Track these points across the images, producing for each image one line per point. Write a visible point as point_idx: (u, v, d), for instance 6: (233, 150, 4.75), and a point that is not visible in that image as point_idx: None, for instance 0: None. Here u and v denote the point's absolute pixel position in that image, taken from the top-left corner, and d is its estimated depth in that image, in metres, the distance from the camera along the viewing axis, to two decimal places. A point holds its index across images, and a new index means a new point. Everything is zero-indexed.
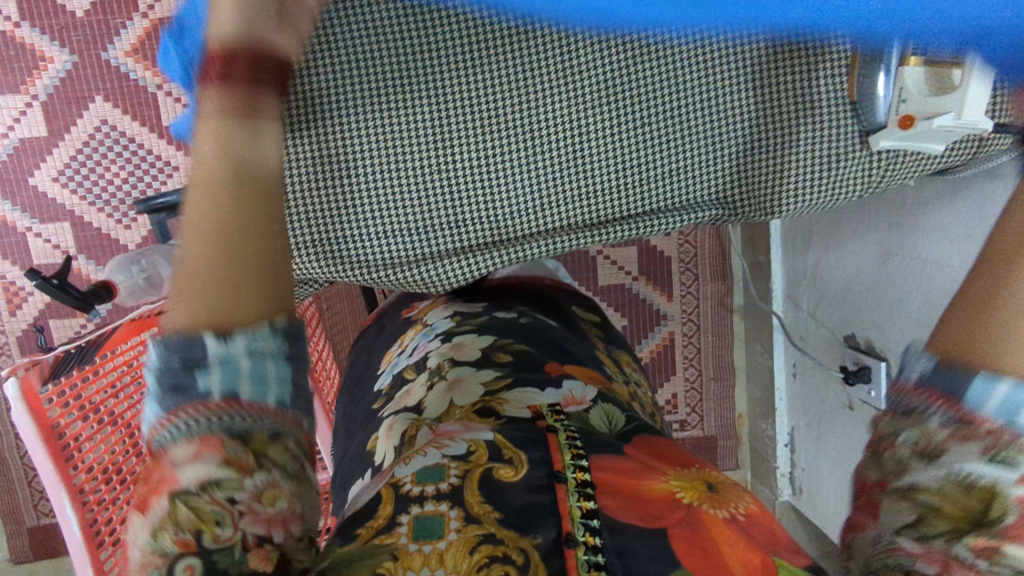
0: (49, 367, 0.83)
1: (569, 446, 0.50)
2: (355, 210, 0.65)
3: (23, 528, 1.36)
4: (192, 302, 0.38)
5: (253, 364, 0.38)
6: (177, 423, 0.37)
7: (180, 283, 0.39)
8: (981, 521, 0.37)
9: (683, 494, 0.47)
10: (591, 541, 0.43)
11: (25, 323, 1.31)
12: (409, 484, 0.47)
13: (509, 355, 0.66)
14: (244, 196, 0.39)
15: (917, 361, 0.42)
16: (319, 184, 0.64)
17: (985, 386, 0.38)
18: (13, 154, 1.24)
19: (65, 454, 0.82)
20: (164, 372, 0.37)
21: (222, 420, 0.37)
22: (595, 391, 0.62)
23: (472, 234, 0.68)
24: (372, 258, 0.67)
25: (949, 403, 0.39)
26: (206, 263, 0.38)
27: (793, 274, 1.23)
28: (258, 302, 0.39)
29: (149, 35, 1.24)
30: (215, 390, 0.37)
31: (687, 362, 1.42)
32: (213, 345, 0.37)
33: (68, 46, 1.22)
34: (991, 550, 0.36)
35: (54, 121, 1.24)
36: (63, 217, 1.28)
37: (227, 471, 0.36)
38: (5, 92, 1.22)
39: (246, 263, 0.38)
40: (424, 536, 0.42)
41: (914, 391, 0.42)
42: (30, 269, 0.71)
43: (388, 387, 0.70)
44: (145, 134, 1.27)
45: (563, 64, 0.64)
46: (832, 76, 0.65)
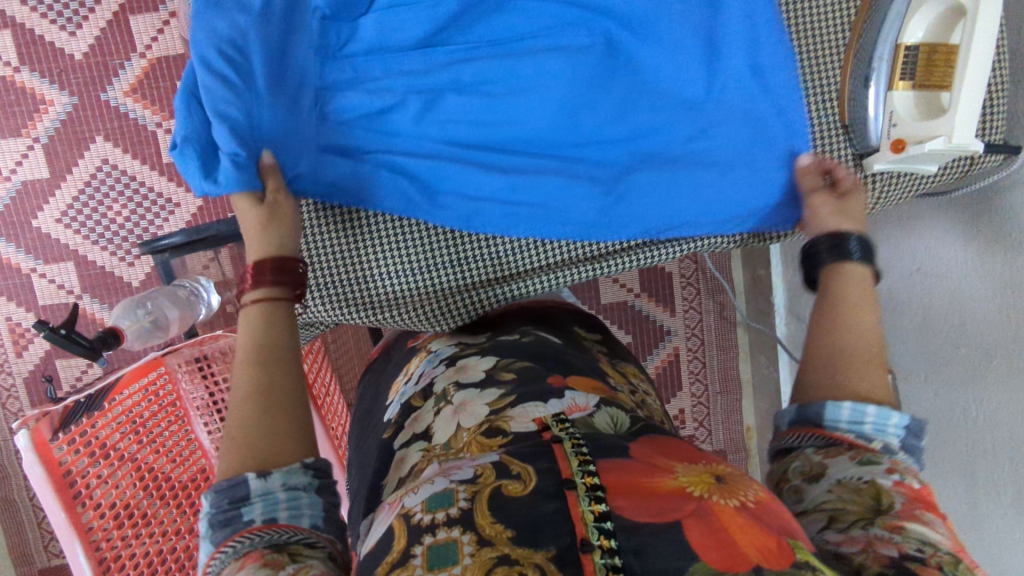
0: (59, 416, 0.84)
1: (575, 453, 0.50)
2: (371, 267, 0.81)
3: (34, 570, 1.35)
4: (235, 457, 0.53)
5: (288, 495, 0.51)
6: (225, 549, 0.49)
7: (225, 446, 0.54)
8: (880, 513, 0.50)
9: (694, 488, 0.47)
10: (606, 544, 0.42)
11: (32, 363, 1.31)
12: (419, 514, 0.48)
13: (513, 373, 0.65)
14: (274, 376, 0.58)
15: (785, 411, 0.61)
16: (341, 249, 0.80)
17: (836, 407, 0.57)
18: (17, 197, 1.26)
19: (74, 500, 0.83)
20: (215, 513, 0.50)
21: (263, 537, 0.49)
22: (597, 398, 0.61)
23: (467, 280, 0.82)
24: (386, 305, 0.82)
25: (819, 431, 0.57)
26: (248, 424, 0.54)
27: (792, 288, 1.26)
28: (290, 449, 0.54)
29: (148, 74, 1.26)
30: (257, 517, 0.49)
31: (693, 375, 1.41)
32: (254, 482, 0.50)
33: (68, 89, 1.24)
34: (898, 527, 0.48)
35: (56, 162, 1.26)
36: (67, 258, 1.29)
37: (265, 570, 0.47)
38: (8, 137, 1.24)
39: (279, 418, 0.55)
40: (440, 565, 0.43)
41: (788, 432, 0.60)
42: (40, 321, 0.71)
43: (396, 416, 0.70)
44: (146, 172, 1.29)
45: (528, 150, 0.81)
46: (822, 102, 0.77)
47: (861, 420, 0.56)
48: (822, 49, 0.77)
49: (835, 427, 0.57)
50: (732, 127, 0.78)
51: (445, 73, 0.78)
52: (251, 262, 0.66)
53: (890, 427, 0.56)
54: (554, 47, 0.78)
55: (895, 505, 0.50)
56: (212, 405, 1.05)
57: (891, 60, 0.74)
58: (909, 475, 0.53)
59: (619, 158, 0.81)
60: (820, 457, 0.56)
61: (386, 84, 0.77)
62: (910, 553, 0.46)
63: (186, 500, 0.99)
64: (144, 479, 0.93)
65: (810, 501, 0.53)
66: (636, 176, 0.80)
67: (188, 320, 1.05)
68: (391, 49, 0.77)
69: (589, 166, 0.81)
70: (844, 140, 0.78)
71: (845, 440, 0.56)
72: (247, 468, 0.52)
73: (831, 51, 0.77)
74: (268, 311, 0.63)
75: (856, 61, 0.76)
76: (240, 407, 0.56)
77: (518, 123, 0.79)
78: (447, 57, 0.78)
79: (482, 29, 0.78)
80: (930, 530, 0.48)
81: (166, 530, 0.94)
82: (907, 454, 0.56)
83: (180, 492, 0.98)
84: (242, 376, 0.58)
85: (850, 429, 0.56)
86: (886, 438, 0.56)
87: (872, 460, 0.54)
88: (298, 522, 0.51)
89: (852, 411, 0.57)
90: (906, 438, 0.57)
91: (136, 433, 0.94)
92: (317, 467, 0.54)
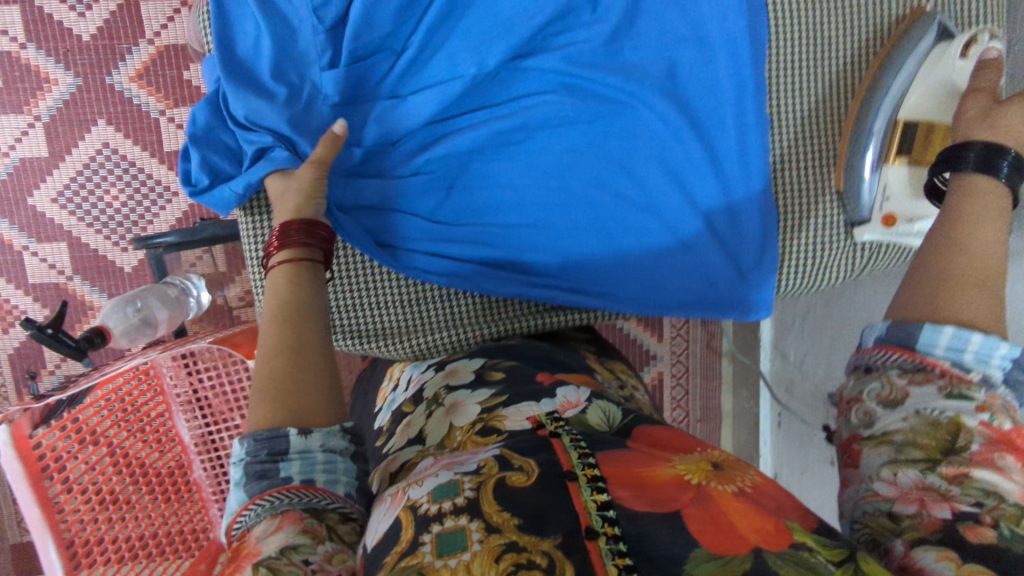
0: (40, 413, 0.83)
1: (574, 447, 0.51)
2: (371, 299, 0.79)
3: (5, 546, 1.35)
4: (273, 409, 0.56)
5: (325, 456, 0.54)
6: (263, 501, 0.51)
7: (262, 398, 0.57)
8: (950, 453, 0.46)
9: (692, 476, 0.49)
10: (611, 531, 0.43)
11: (17, 341, 1.30)
12: (425, 504, 0.47)
13: (501, 372, 0.70)
14: (302, 336, 0.61)
15: (874, 329, 0.56)
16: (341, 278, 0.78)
17: (934, 331, 0.52)
18: (14, 173, 1.25)
19: (48, 500, 0.83)
20: (253, 463, 0.52)
21: (302, 498, 0.51)
22: (588, 392, 0.64)
23: (468, 318, 0.81)
24: (382, 334, 0.80)
25: (909, 353, 0.52)
26: (281, 377, 0.57)
27: (783, 323, 1.24)
28: (321, 409, 0.57)
29: (154, 61, 1.25)
30: (296, 475, 0.52)
31: (674, 403, 1.39)
32: (296, 439, 0.54)
33: (73, 69, 1.23)
34: (962, 477, 0.45)
35: (55, 142, 1.25)
36: (60, 238, 1.29)
37: (303, 535, 0.49)
38: (9, 112, 1.23)
39: (308, 377, 0.58)
40: (449, 551, 0.43)
41: (874, 349, 0.55)
42: (26, 319, 0.72)
43: (388, 423, 0.71)
44: (146, 158, 1.28)
45: (530, 204, 0.77)
46: (822, 171, 0.80)
47: (962, 346, 0.51)
48: (825, 118, 0.80)
49: (929, 352, 0.51)
50: (726, 222, 0.79)
51: (446, 142, 0.76)
52: (277, 226, 0.67)
53: (995, 358, 0.50)
54: (561, 115, 0.76)
55: (972, 445, 0.46)
56: (194, 401, 1.05)
57: (888, 130, 0.74)
58: (1003, 413, 0.48)
59: (616, 224, 0.78)
60: (903, 382, 0.51)
61: (391, 167, 0.76)
62: (963, 512, 0.43)
63: (161, 488, 1.00)
64: (128, 465, 0.95)
65: (879, 427, 0.51)
66: (637, 243, 0.78)
67: (176, 320, 1.04)
68: (388, 115, 0.75)
69: (586, 234, 0.78)
70: (839, 205, 0.80)
71: (938, 366, 0.50)
72: (290, 424, 0.55)
73: (832, 117, 0.80)
74: (296, 273, 0.65)
75: (855, 129, 0.76)
76: (272, 361, 0.58)
77: (508, 186, 0.77)
78: (453, 130, 0.77)
79: (481, 97, 0.77)
80: (1000, 479, 0.44)
81: (142, 518, 0.95)
82: (1009, 390, 0.50)
83: (155, 481, 0.99)
84: (271, 336, 0.60)
85: (945, 356, 0.51)
86: (987, 369, 0.50)
87: (962, 394, 0.49)
88: (334, 489, 0.53)
89: (953, 337, 0.51)
90: (1009, 376, 0.51)
91: (116, 420, 0.95)
92: (352, 433, 0.58)
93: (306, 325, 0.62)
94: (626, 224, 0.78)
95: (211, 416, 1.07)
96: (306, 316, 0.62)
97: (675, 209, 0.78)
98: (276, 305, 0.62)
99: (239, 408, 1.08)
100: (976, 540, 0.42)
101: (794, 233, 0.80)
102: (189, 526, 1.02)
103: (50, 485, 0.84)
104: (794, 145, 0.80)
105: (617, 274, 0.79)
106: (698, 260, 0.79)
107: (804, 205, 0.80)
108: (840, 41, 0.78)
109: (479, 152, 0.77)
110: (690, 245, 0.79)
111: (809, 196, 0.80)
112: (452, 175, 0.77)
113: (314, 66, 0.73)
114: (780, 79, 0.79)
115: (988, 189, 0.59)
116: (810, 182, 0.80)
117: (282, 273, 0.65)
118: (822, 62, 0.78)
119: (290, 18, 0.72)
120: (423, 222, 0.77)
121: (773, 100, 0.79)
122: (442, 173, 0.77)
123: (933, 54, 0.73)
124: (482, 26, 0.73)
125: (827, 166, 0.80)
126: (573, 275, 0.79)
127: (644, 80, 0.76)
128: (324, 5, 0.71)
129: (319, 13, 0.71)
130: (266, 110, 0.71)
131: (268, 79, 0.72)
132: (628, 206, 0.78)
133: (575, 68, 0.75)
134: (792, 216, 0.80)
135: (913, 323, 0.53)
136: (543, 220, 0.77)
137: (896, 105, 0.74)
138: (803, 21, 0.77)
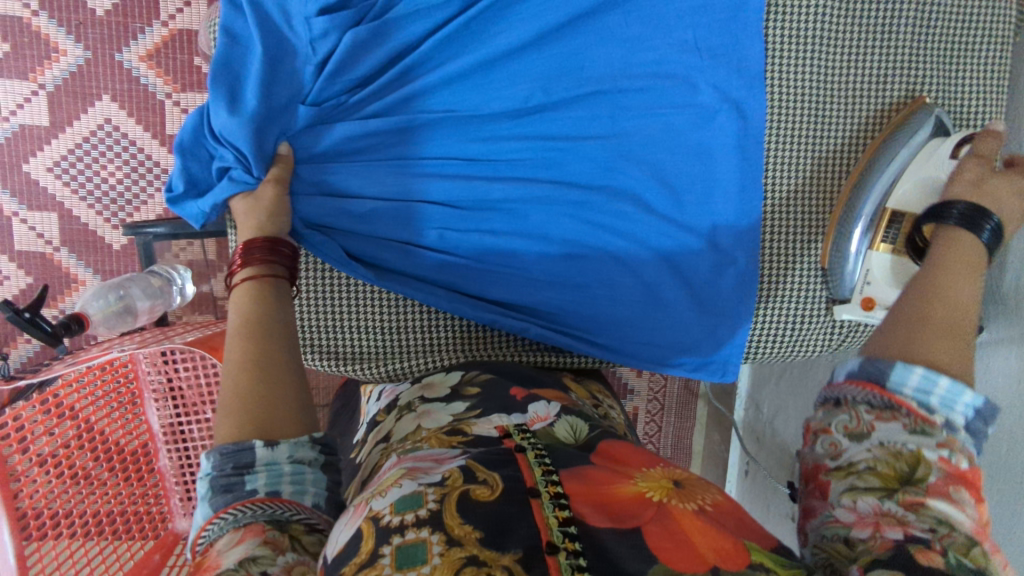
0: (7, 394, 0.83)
1: (539, 464, 0.52)
2: (352, 321, 0.79)
3: None
4: (236, 423, 0.57)
5: (291, 468, 0.55)
6: (226, 515, 0.52)
7: (227, 415, 0.58)
8: (907, 483, 0.47)
9: (653, 493, 0.49)
10: (571, 547, 0.44)
11: None
12: (388, 516, 0.47)
13: (476, 388, 0.70)
14: (267, 349, 0.62)
15: (846, 365, 0.55)
16: (324, 299, 0.78)
17: (905, 370, 0.51)
18: (12, 138, 1.24)
19: (8, 476, 0.81)
20: (218, 477, 0.53)
21: (265, 510, 0.52)
22: (558, 407, 0.66)
23: (447, 348, 0.81)
24: (360, 356, 0.80)
25: (879, 388, 0.52)
26: (246, 391, 0.59)
27: (759, 375, 1.25)
28: (287, 424, 0.58)
29: (165, 44, 1.25)
30: (260, 488, 0.53)
31: (646, 438, 1.40)
32: (262, 452, 0.55)
33: (82, 43, 1.23)
34: (917, 504, 0.45)
35: (57, 112, 1.24)
36: (51, 208, 1.28)
37: (263, 546, 0.49)
38: (14, 78, 1.22)
39: (274, 391, 0.60)
40: (408, 564, 0.43)
41: (846, 384, 0.54)
42: (6, 302, 0.72)
43: (363, 433, 0.72)
44: (146, 139, 1.27)
45: (520, 247, 0.78)
46: (808, 246, 0.82)
47: (930, 389, 0.50)
48: (815, 193, 0.82)
49: (898, 391, 0.51)
50: (709, 282, 0.80)
51: (441, 179, 0.77)
52: (239, 244, 0.69)
53: (959, 405, 0.50)
54: (554, 165, 0.78)
55: (929, 478, 0.46)
56: (167, 392, 1.05)
57: (876, 217, 0.76)
58: (960, 454, 0.48)
59: (599, 276, 0.79)
60: (869, 417, 0.51)
61: (383, 185, 0.76)
62: (916, 536, 0.43)
63: (123, 469, 0.98)
64: (89, 442, 0.94)
65: (844, 458, 0.50)
66: (617, 296, 0.79)
67: (157, 310, 1.05)
68: (387, 141, 0.76)
69: (565, 282, 0.79)
70: (822, 283, 0.83)
71: (904, 405, 0.50)
72: (255, 436, 0.56)
73: (823, 194, 0.82)
74: (261, 289, 0.66)
75: (845, 213, 0.78)
76: (236, 376, 0.60)
77: (494, 230, 0.78)
78: (443, 169, 0.77)
79: (472, 131, 0.77)
80: (952, 508, 0.45)
81: (109, 495, 0.95)
82: (968, 435, 0.50)
83: (119, 459, 0.98)
84: (236, 351, 0.62)
85: (913, 398, 0.51)
86: (951, 414, 0.50)
87: (926, 432, 0.49)
88: (301, 499, 0.54)
89: (922, 378, 0.51)
90: (970, 424, 0.51)
91: (85, 396, 0.94)
92: (322, 443, 0.58)
93: (273, 339, 0.63)
94: (604, 278, 0.79)
95: (183, 407, 1.06)
96: (278, 333, 0.64)
97: (652, 268, 0.79)
98: (238, 321, 0.64)
99: (211, 401, 1.07)
100: (927, 563, 0.41)
101: (778, 306, 0.83)
102: (146, 510, 1.02)
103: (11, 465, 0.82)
104: (783, 217, 0.81)
105: (598, 326, 0.80)
106: (679, 319, 0.80)
107: (789, 278, 0.82)
108: (833, 122, 0.81)
109: (471, 190, 0.77)
110: (670, 305, 0.80)
111: (793, 269, 0.82)
112: (443, 209, 0.77)
113: (302, 96, 0.73)
114: (775, 151, 0.80)
115: (971, 247, 0.62)
116: (796, 256, 0.82)
117: (254, 288, 0.66)
118: (814, 141, 0.81)
119: (285, 36, 0.72)
120: (410, 252, 0.78)
121: (767, 171, 0.80)
122: (436, 205, 0.77)
123: (925, 147, 0.75)
124: (480, 73, 0.76)
125: (813, 242, 0.82)
126: (555, 321, 0.80)
127: (623, 150, 0.78)
128: (321, 38, 0.71)
129: (316, 45, 0.71)
130: (233, 125, 0.70)
131: (249, 91, 0.70)
132: (612, 260, 0.79)
133: (575, 127, 0.77)
134: (776, 288, 0.82)
135: (886, 361, 0.53)
136: (530, 263, 0.79)
137: (887, 192, 0.76)
138: (801, 99, 0.80)
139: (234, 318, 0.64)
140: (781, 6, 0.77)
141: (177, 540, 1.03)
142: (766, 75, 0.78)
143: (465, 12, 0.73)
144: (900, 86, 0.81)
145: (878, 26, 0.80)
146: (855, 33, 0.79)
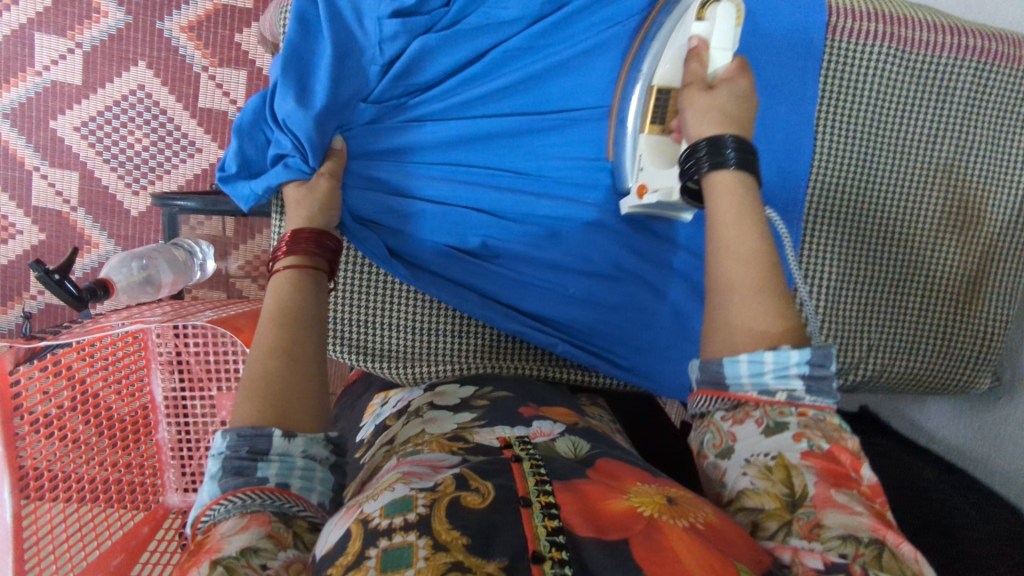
0: (24, 352, 0.80)
1: (533, 473, 0.49)
2: (382, 322, 0.80)
3: None
4: (256, 407, 0.56)
5: (304, 462, 0.55)
6: (236, 497, 0.52)
7: (248, 396, 0.57)
8: (796, 506, 0.48)
9: (644, 508, 0.46)
10: (557, 556, 0.41)
11: (5, 259, 1.28)
12: (377, 518, 0.45)
13: (486, 401, 0.70)
14: (298, 336, 0.61)
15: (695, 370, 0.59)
16: (356, 297, 0.79)
17: (732, 363, 0.54)
18: (42, 93, 1.24)
19: (14, 437, 0.80)
20: (231, 458, 0.53)
21: (275, 502, 0.52)
22: (563, 427, 0.64)
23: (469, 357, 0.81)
24: (383, 355, 0.80)
25: (722, 393, 0.55)
26: (273, 375, 0.58)
27: None
28: (306, 418, 0.57)
29: (208, 18, 1.25)
30: (271, 478, 0.52)
31: None
32: (279, 441, 0.54)
33: (126, 7, 1.22)
34: (815, 529, 0.46)
35: (91, 73, 1.24)
36: (73, 166, 1.27)
37: (267, 540, 0.49)
38: (51, 33, 1.22)
39: (300, 383, 0.59)
40: (393, 568, 0.40)
41: (703, 393, 0.57)
42: (37, 262, 0.72)
43: (371, 436, 0.72)
44: (177, 110, 1.27)
45: (555, 265, 0.79)
46: (837, 288, 0.85)
47: (759, 367, 0.53)
48: (851, 241, 0.85)
49: (739, 387, 0.54)
50: None
51: (483, 188, 0.77)
52: (287, 231, 0.69)
53: (792, 369, 0.52)
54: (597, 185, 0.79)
55: (808, 489, 0.48)
56: (174, 363, 1.04)
57: (643, 102, 0.72)
58: (818, 436, 0.50)
59: (628, 299, 0.81)
60: (727, 428, 0.54)
61: (430, 187, 0.77)
62: (835, 564, 0.43)
63: (122, 435, 0.98)
64: (94, 408, 0.93)
65: (730, 488, 0.52)
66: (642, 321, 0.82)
67: (178, 285, 1.05)
68: (442, 145, 0.77)
69: (596, 302, 0.80)
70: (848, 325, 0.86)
71: (748, 400, 0.53)
72: (274, 424, 0.55)
73: (858, 241, 0.85)
74: (298, 278, 0.65)
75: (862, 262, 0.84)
76: (262, 356, 0.59)
77: (530, 243, 0.79)
78: (491, 179, 0.78)
79: (524, 143, 0.78)
80: (847, 515, 0.46)
81: (104, 462, 0.94)
82: (813, 395, 0.53)
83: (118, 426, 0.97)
84: (266, 332, 0.61)
85: (751, 386, 0.53)
86: (789, 384, 0.53)
87: (778, 425, 0.52)
88: (308, 497, 0.54)
89: (748, 363, 0.53)
90: (812, 378, 0.53)
91: (98, 357, 0.93)
92: (336, 444, 0.58)
93: (308, 328, 0.62)
94: (633, 302, 0.81)
95: (188, 381, 1.05)
96: (314, 325, 0.63)
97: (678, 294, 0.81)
98: (274, 303, 0.63)
99: (218, 378, 1.06)
100: None
101: None
102: (141, 480, 1.01)
103: (18, 427, 0.80)
104: (823, 263, 0.85)
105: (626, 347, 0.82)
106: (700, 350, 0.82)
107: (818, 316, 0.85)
108: (880, 170, 0.84)
109: (517, 200, 0.78)
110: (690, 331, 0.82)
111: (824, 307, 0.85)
112: (486, 221, 0.78)
113: (364, 93, 0.75)
114: (818, 195, 0.84)
115: (725, 181, 0.59)
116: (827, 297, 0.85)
117: (287, 274, 0.66)
118: (858, 185, 0.84)
119: (356, 36, 0.73)
120: (453, 254, 0.78)
121: (811, 214, 0.84)
122: (479, 214, 0.78)
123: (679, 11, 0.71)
124: (536, 89, 0.77)
125: (841, 285, 0.85)
126: (583, 340, 0.81)
127: None
128: (391, 40, 0.72)
129: (384, 46, 0.72)
130: (292, 111, 0.70)
131: (318, 84, 0.71)
132: (643, 285, 0.81)
133: None
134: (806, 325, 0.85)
135: (713, 361, 0.56)
136: (563, 279, 0.80)
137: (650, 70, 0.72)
138: (850, 150, 0.83)
139: (270, 300, 0.64)
140: (839, 58, 0.81)
141: (167, 514, 1.04)
142: (816, 124, 0.82)
143: (532, 28, 0.75)
144: (948, 145, 0.84)
145: (932, 85, 0.83)
146: (909, 89, 0.82)
